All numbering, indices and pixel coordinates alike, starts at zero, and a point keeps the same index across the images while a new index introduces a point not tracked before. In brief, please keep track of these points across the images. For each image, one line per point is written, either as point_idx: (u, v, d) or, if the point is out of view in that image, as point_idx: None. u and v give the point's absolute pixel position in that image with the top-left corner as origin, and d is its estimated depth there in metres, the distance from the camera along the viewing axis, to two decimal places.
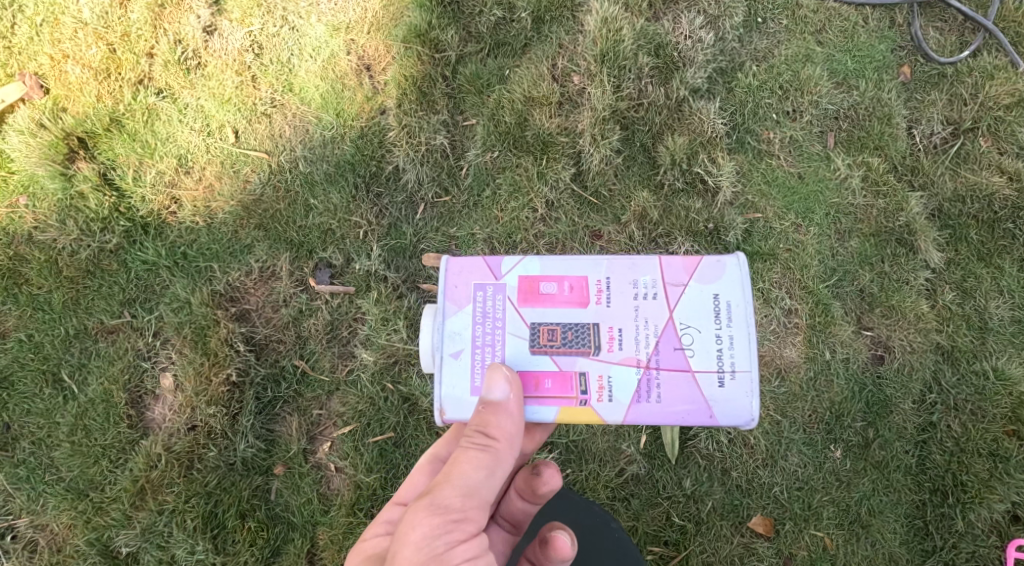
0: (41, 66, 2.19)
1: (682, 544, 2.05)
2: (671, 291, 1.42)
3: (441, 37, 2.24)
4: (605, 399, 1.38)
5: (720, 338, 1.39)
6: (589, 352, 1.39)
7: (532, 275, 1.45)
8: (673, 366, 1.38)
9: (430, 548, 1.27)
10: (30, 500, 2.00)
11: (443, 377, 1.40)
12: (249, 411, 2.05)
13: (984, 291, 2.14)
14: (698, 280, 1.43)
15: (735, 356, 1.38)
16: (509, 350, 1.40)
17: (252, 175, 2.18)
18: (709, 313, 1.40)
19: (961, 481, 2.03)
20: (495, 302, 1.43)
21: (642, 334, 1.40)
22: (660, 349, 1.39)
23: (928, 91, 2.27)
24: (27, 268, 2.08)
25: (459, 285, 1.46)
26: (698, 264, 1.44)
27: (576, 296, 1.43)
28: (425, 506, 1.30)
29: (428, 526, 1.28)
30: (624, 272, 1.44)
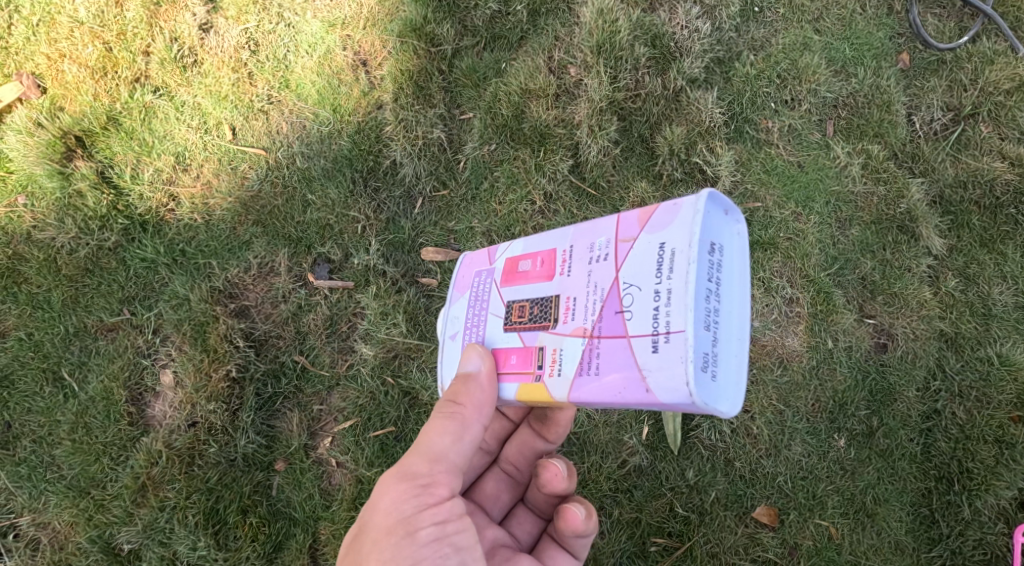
0: (37, 66, 2.20)
1: (685, 535, 2.03)
2: (621, 248, 1.23)
3: (437, 30, 2.24)
4: (555, 374, 1.25)
5: (659, 294, 1.14)
6: (546, 325, 1.29)
7: (515, 255, 1.43)
8: (613, 332, 1.19)
9: (398, 513, 1.33)
10: (31, 498, 2.00)
11: (443, 358, 1.49)
12: (249, 407, 2.04)
13: (987, 278, 2.12)
14: (648, 231, 1.21)
15: (672, 315, 1.12)
16: (489, 330, 1.41)
17: (249, 171, 2.18)
18: (652, 267, 1.17)
19: (967, 468, 2.01)
20: (485, 286, 1.46)
21: (591, 300, 1.24)
22: (604, 315, 1.21)
23: (927, 78, 2.25)
24: (26, 267, 2.08)
25: (466, 275, 1.54)
26: (652, 213, 1.22)
27: (544, 270, 1.35)
28: (395, 475, 1.37)
29: (396, 492, 1.34)
30: (585, 237, 1.30)
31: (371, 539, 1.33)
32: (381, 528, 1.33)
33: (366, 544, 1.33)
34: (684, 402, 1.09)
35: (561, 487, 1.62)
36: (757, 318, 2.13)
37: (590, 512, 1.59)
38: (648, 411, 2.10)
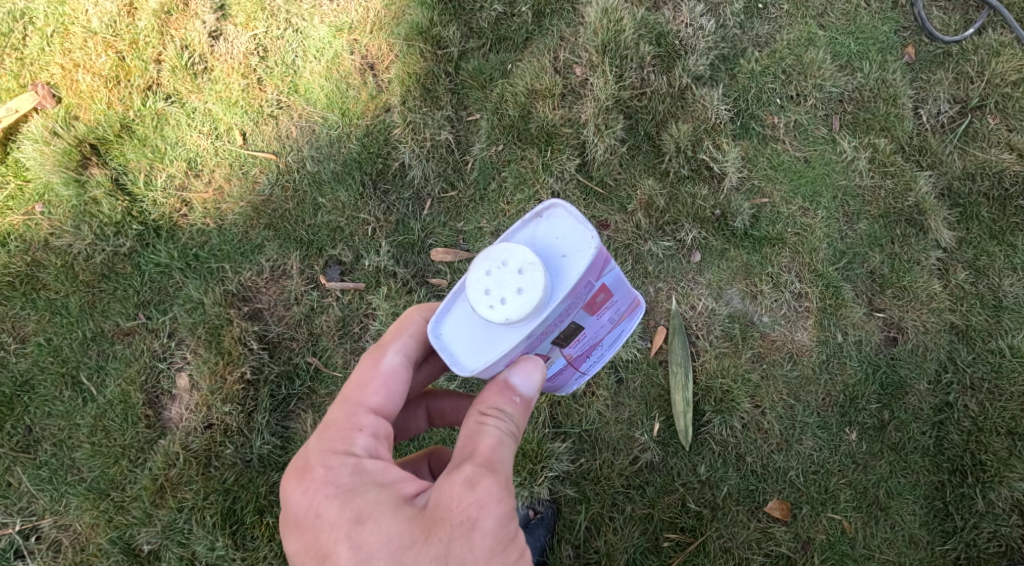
0: (52, 76, 2.24)
1: (698, 530, 2.04)
2: (618, 322, 1.54)
3: (443, 33, 2.26)
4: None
5: (602, 353, 1.65)
6: (564, 347, 1.39)
7: (607, 286, 1.32)
8: (576, 366, 1.55)
9: (510, 529, 1.19)
10: (53, 500, 2.04)
11: (504, 351, 1.21)
12: (264, 409, 2.07)
13: (997, 269, 2.11)
14: (628, 317, 1.59)
15: (593, 364, 1.66)
16: (546, 341, 1.29)
17: (260, 175, 2.21)
18: (614, 339, 1.63)
19: (980, 460, 2.01)
20: (580, 302, 1.26)
21: (588, 344, 1.48)
22: (583, 355, 1.52)
23: (934, 70, 2.25)
24: (44, 273, 2.12)
25: (584, 277, 1.21)
26: (636, 307, 1.61)
27: (598, 311, 1.38)
28: (501, 483, 1.20)
29: (508, 506, 1.19)
30: (623, 304, 1.46)
31: (484, 552, 1.14)
32: (498, 541, 1.16)
33: (480, 553, 1.14)
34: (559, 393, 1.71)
35: None
36: (766, 314, 2.14)
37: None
38: (659, 408, 2.11)
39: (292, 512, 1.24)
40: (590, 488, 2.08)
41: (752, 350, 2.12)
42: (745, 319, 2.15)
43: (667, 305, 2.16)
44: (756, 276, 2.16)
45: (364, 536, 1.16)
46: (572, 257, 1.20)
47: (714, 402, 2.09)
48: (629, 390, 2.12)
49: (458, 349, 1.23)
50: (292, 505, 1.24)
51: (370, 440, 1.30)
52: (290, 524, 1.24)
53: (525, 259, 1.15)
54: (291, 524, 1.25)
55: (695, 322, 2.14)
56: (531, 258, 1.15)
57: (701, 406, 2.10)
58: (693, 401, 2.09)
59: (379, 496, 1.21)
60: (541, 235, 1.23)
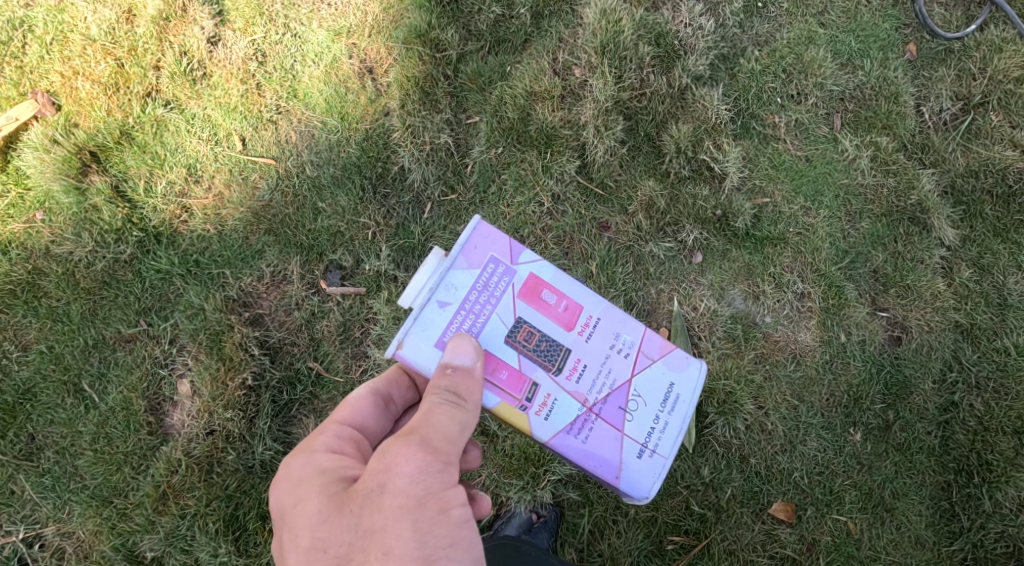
0: (52, 83, 2.24)
1: (702, 533, 2.02)
2: (641, 360, 1.46)
3: (442, 36, 2.26)
4: (542, 416, 1.41)
5: (658, 418, 1.44)
6: (550, 370, 1.41)
7: (542, 279, 1.45)
8: (609, 419, 1.42)
9: (427, 486, 1.24)
10: (56, 508, 2.04)
11: (422, 319, 1.39)
12: (266, 414, 2.06)
13: (1001, 267, 2.10)
14: (666, 363, 1.46)
15: (662, 441, 1.43)
16: (487, 326, 1.41)
17: (260, 181, 2.21)
18: (659, 396, 1.45)
19: (986, 460, 1.99)
20: (498, 281, 1.43)
21: (600, 380, 1.43)
22: (608, 400, 1.42)
23: (936, 67, 2.24)
24: (46, 281, 2.13)
25: (477, 248, 1.44)
26: (673, 350, 1.48)
27: (566, 317, 1.44)
28: (417, 445, 1.26)
29: (423, 465, 1.25)
30: (615, 323, 1.46)
31: (394, 512, 1.22)
32: (409, 500, 1.23)
33: (389, 515, 1.21)
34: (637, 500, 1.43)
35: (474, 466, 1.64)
36: (768, 314, 2.13)
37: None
38: None
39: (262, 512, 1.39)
40: (593, 492, 2.06)
41: (755, 351, 2.11)
42: (747, 320, 2.13)
43: (669, 307, 2.15)
44: (759, 276, 2.15)
45: (296, 517, 1.28)
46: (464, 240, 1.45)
47: (716, 404, 2.07)
48: None
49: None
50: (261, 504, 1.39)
51: (331, 439, 1.43)
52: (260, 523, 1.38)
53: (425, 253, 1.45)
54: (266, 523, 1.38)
55: (697, 324, 2.13)
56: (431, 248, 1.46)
57: (703, 408, 2.08)
58: (696, 404, 2.07)
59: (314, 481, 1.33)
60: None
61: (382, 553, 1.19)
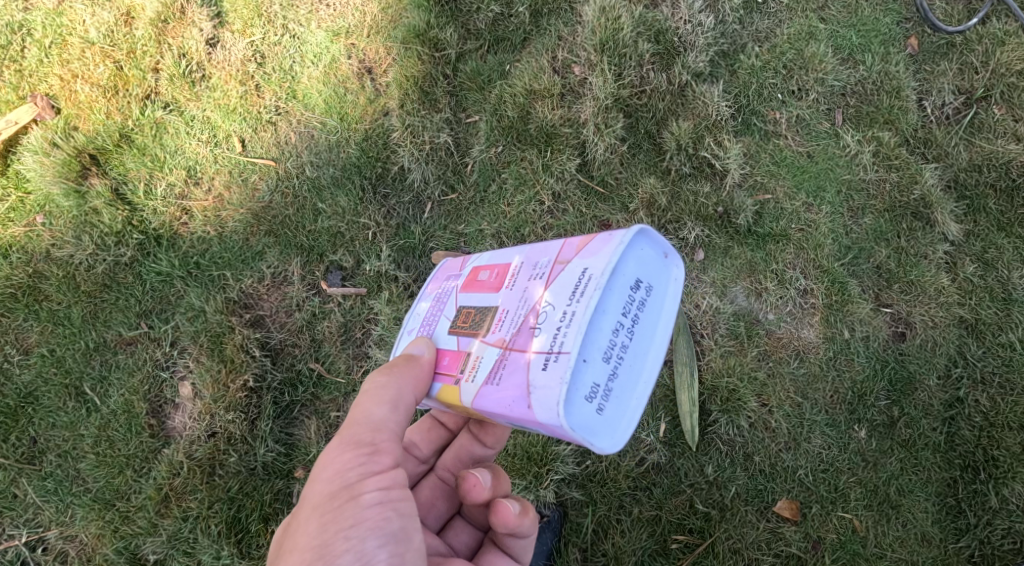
0: (51, 87, 2.24)
1: (706, 532, 2.01)
2: (555, 269, 1.21)
3: (440, 35, 2.25)
4: (471, 380, 1.25)
5: (565, 314, 1.13)
6: (479, 334, 1.29)
7: (480, 267, 1.45)
8: (521, 346, 1.18)
9: (341, 480, 1.28)
10: (58, 511, 2.03)
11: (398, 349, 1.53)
12: (267, 416, 2.06)
13: (1006, 261, 2.08)
14: (581, 256, 1.19)
15: (568, 337, 1.10)
16: (437, 327, 1.44)
17: (259, 182, 2.21)
18: (569, 289, 1.16)
19: (992, 456, 1.98)
20: (446, 289, 1.51)
21: (516, 315, 1.23)
22: (520, 328, 1.20)
23: (938, 62, 2.22)
24: (46, 284, 2.13)
25: (440, 280, 1.60)
26: (589, 241, 1.21)
27: (494, 281, 1.35)
28: (337, 443, 1.33)
29: (336, 460, 1.30)
30: (532, 255, 1.30)
31: (308, 512, 1.27)
32: (322, 498, 1.27)
33: (306, 515, 1.27)
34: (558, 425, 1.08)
35: (484, 495, 1.52)
36: (771, 311, 2.12)
37: (525, 509, 1.54)
38: (664, 409, 2.08)
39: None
40: (596, 491, 2.05)
41: (758, 349, 2.10)
42: (750, 318, 2.12)
43: None
44: (761, 273, 2.13)
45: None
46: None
47: (720, 402, 2.06)
48: None
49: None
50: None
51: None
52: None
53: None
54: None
55: (700, 321, 2.12)
56: None
57: (706, 406, 2.07)
58: (699, 401, 2.07)
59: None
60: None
61: (291, 550, 1.24)
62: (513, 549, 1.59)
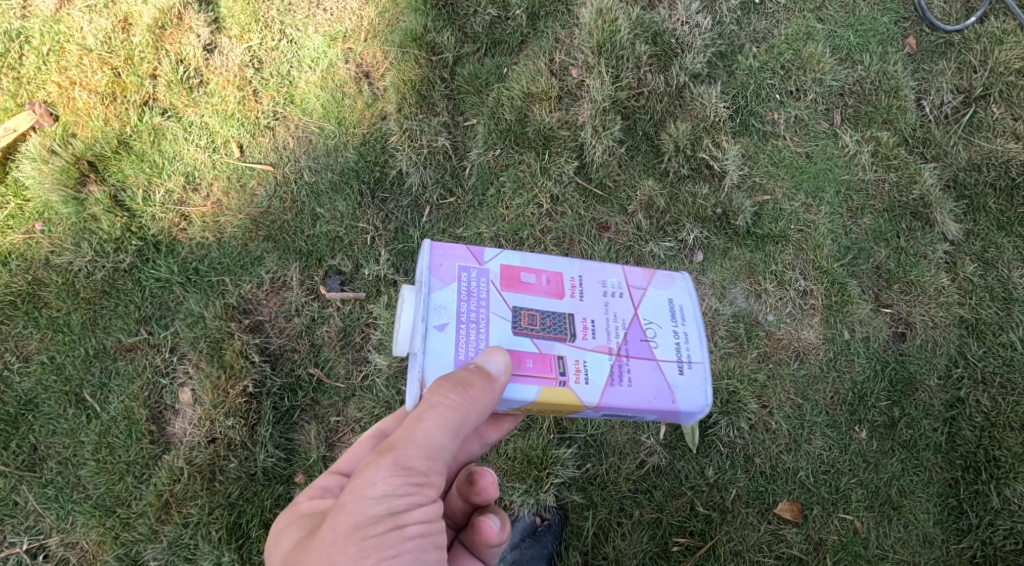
0: (49, 94, 2.24)
1: (707, 534, 2.01)
2: (635, 292, 1.49)
3: (438, 39, 2.25)
4: (581, 383, 1.37)
5: (678, 333, 1.46)
6: (565, 338, 1.39)
7: (512, 266, 1.46)
8: (639, 354, 1.42)
9: (388, 506, 1.22)
10: (59, 518, 2.04)
11: (427, 349, 1.33)
12: (267, 421, 2.06)
13: (1006, 261, 2.08)
14: (656, 286, 1.51)
15: (692, 350, 1.45)
16: (493, 330, 1.37)
17: (258, 188, 2.21)
18: (667, 313, 1.48)
19: (994, 456, 1.97)
20: (480, 284, 1.41)
21: (612, 325, 1.43)
22: (628, 339, 1.42)
23: (936, 61, 2.22)
24: (46, 291, 2.13)
25: (442, 265, 1.42)
26: (653, 273, 1.54)
27: (552, 288, 1.44)
28: (388, 463, 1.24)
29: (386, 485, 1.22)
30: (595, 273, 1.48)
31: (343, 529, 1.21)
32: (365, 518, 1.21)
33: (343, 532, 1.21)
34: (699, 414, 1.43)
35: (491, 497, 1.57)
36: (771, 312, 2.12)
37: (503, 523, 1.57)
38: None
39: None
40: (597, 494, 2.05)
41: (758, 350, 2.10)
42: (750, 319, 2.12)
43: None
44: (761, 274, 2.13)
45: (276, 550, 1.35)
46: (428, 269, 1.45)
47: (720, 404, 2.06)
48: None
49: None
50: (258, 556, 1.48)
51: (315, 490, 1.52)
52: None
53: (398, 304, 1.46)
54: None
55: None
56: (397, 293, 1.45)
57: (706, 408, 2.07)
58: None
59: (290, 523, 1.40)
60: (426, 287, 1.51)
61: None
62: (486, 557, 1.61)
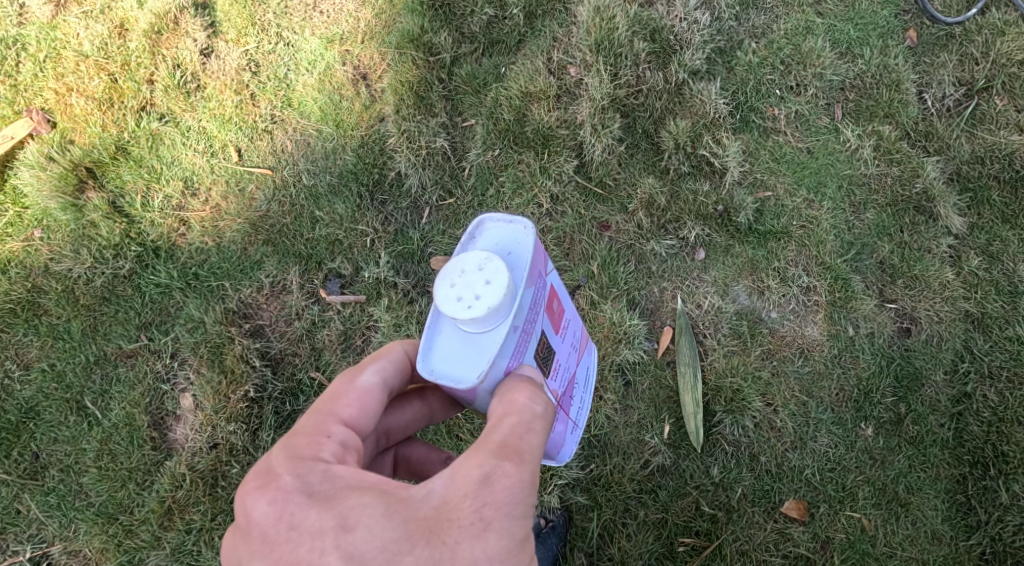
0: (45, 101, 2.24)
1: (713, 534, 1.99)
2: (580, 353, 1.57)
3: (434, 40, 2.24)
4: None
5: (583, 398, 1.63)
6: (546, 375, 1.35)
7: (555, 289, 1.35)
8: (565, 410, 1.51)
9: (529, 530, 1.06)
10: (62, 526, 2.03)
11: (500, 347, 1.15)
12: (269, 426, 2.05)
13: (1011, 254, 2.05)
14: (587, 351, 1.64)
15: (584, 414, 1.64)
16: (530, 348, 1.25)
17: (257, 192, 2.20)
18: (585, 378, 1.63)
19: (1002, 451, 1.95)
20: (543, 296, 1.27)
21: (564, 376, 1.47)
22: (566, 394, 1.50)
23: (937, 54, 2.20)
24: (45, 299, 2.12)
25: (534, 260, 1.23)
26: (589, 338, 1.66)
27: (558, 324, 1.38)
28: (527, 477, 1.08)
29: (529, 505, 1.06)
30: (574, 325, 1.50)
31: (498, 552, 1.00)
32: (516, 543, 1.03)
33: (495, 555, 1.00)
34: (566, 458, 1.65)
35: None
36: (774, 310, 2.10)
37: None
38: (669, 410, 2.07)
39: (256, 529, 1.04)
40: (601, 495, 2.04)
41: (761, 348, 2.08)
42: (753, 317, 2.10)
43: (673, 305, 2.13)
44: (764, 271, 2.12)
45: (356, 539, 0.99)
46: (519, 246, 1.22)
47: (724, 402, 2.04)
48: (638, 393, 2.08)
49: (453, 369, 1.16)
50: (256, 520, 1.05)
51: (337, 446, 1.16)
52: (253, 543, 1.03)
53: (480, 258, 1.14)
54: (254, 543, 1.03)
55: (702, 321, 2.11)
56: (484, 256, 1.14)
57: (710, 407, 2.06)
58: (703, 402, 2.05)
59: (366, 500, 1.04)
60: (482, 244, 1.25)
61: None
62: None
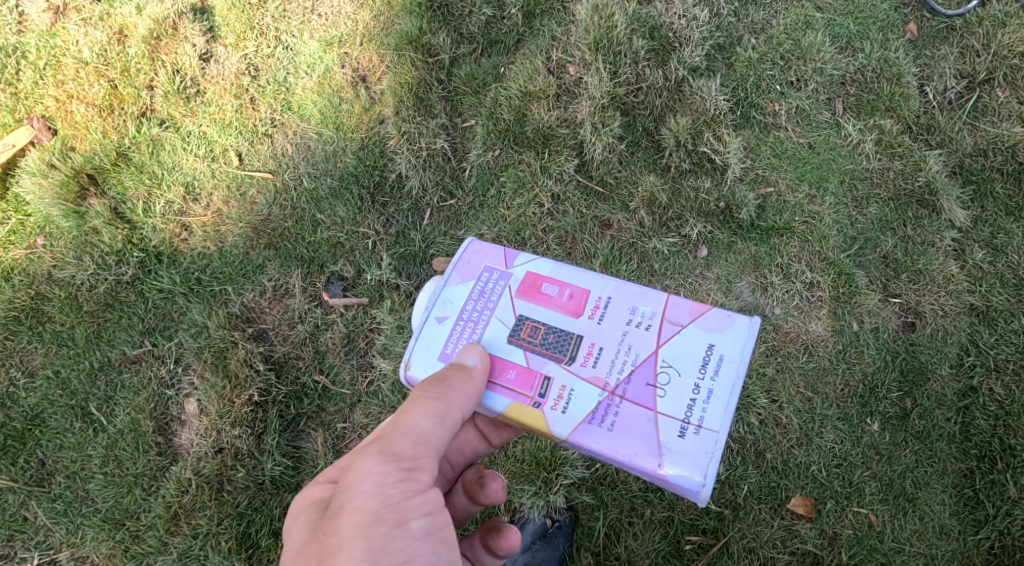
0: (46, 109, 2.25)
1: (720, 532, 1.99)
2: (666, 328, 1.39)
3: (433, 40, 2.23)
4: (559, 410, 1.35)
5: (698, 389, 1.32)
6: (560, 359, 1.39)
7: (539, 275, 1.50)
8: (638, 400, 1.33)
9: (386, 498, 1.20)
10: (68, 533, 2.04)
11: (422, 336, 1.48)
12: (274, 430, 2.05)
13: (1015, 246, 2.04)
14: (695, 328, 1.37)
15: (706, 413, 1.30)
16: (488, 330, 1.46)
17: (257, 196, 2.20)
18: (697, 363, 1.34)
19: (1010, 445, 1.94)
20: (494, 286, 1.50)
21: (620, 360, 1.38)
22: (631, 379, 1.35)
23: (938, 46, 2.19)
24: (48, 306, 2.13)
25: (471, 263, 1.55)
26: (703, 313, 1.39)
27: (572, 305, 1.45)
28: (375, 454, 1.24)
29: (381, 476, 1.21)
30: (627, 299, 1.44)
31: (347, 530, 1.17)
32: (365, 515, 1.18)
33: (344, 533, 1.17)
34: (689, 487, 1.26)
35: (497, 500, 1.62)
36: (778, 306, 2.09)
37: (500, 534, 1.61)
38: None
39: None
40: (606, 494, 2.03)
41: (765, 345, 2.08)
42: (757, 313, 2.10)
43: None
44: (766, 268, 2.11)
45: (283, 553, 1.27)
46: None
47: None
48: None
49: None
50: None
51: None
52: None
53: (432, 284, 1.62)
54: None
55: None
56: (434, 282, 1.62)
57: None
58: None
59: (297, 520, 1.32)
60: None
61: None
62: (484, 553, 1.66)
